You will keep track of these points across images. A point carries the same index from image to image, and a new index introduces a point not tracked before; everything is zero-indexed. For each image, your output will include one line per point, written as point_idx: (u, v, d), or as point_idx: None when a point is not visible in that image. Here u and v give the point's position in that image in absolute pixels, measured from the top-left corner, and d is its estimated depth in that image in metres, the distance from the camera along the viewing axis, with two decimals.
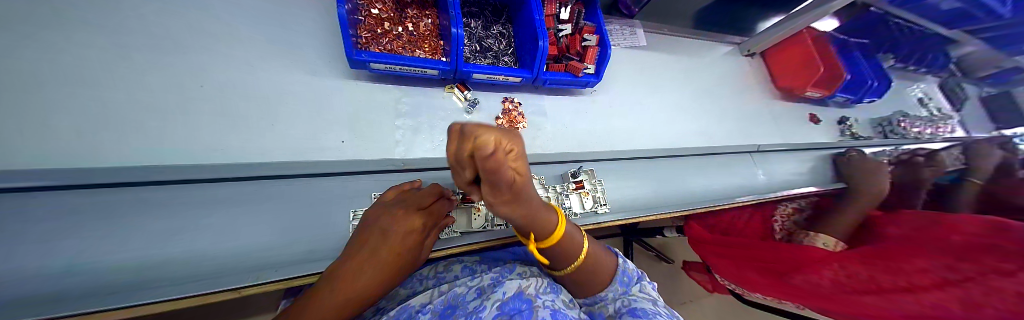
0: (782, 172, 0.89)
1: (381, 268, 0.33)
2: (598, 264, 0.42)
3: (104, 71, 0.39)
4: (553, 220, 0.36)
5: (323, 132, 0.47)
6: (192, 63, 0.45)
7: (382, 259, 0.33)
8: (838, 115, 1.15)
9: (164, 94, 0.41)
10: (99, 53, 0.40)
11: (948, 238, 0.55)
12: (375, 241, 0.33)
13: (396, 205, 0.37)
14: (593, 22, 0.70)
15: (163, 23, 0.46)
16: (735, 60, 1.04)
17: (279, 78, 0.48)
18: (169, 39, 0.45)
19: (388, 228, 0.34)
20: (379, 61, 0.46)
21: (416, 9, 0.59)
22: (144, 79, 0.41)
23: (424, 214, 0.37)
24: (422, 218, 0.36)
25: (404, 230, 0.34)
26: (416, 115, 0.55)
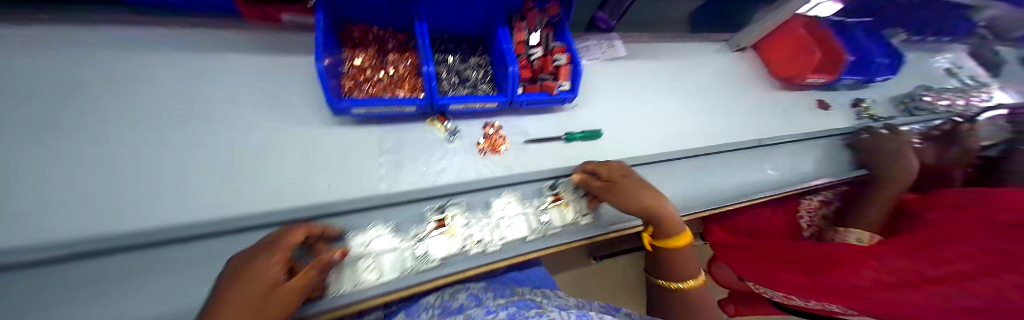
0: (791, 165, 0.84)
1: (248, 309, 0.26)
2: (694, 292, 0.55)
3: (113, 146, 0.44)
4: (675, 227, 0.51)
5: (311, 177, 0.50)
6: (191, 127, 0.50)
7: (244, 305, 0.26)
8: (851, 97, 1.08)
9: (162, 158, 0.45)
10: (109, 130, 0.46)
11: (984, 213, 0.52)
12: (216, 301, 0.26)
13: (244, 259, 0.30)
14: (564, 41, 0.73)
15: (166, 94, 0.52)
16: (725, 57, 1.02)
17: (274, 131, 0.53)
18: (170, 109, 0.51)
19: (236, 278, 0.28)
20: (358, 105, 0.49)
21: (396, 53, 0.63)
22: (145, 146, 0.46)
23: (281, 252, 0.31)
24: (280, 256, 0.31)
25: (257, 271, 0.29)
26: (400, 151, 0.57)
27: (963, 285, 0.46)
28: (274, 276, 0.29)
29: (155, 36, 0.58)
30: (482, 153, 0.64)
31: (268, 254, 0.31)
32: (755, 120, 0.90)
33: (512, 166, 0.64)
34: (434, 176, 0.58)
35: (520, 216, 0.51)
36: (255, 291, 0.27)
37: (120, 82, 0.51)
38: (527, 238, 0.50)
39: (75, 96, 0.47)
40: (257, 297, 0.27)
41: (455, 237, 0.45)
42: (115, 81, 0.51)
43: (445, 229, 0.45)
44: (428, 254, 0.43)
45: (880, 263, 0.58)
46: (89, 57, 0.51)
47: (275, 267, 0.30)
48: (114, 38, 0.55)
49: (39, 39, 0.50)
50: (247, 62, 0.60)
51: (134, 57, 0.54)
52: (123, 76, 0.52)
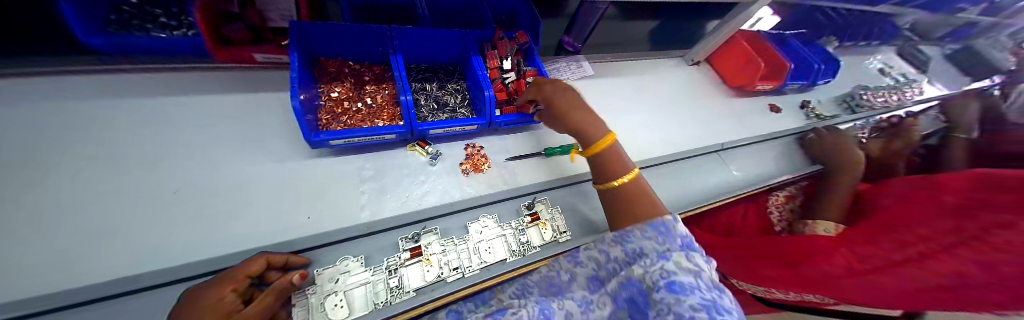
0: (752, 165, 0.91)
1: None
2: (639, 189, 0.54)
3: (72, 194, 0.43)
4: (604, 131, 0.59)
5: (288, 211, 0.50)
6: (162, 171, 0.49)
7: None
8: (799, 99, 1.19)
9: (130, 204, 0.45)
10: (67, 177, 0.44)
11: (938, 197, 0.57)
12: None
13: (202, 290, 0.32)
14: (534, 66, 0.79)
15: (135, 139, 0.52)
16: (683, 71, 1.11)
17: (252, 168, 0.53)
18: (139, 154, 0.50)
19: (186, 310, 0.29)
20: (336, 138, 0.51)
21: (374, 85, 0.66)
22: (109, 193, 0.45)
23: (235, 282, 0.33)
24: (233, 287, 0.32)
25: (208, 303, 0.30)
26: (381, 178, 0.58)
27: (926, 264, 0.49)
28: (224, 307, 0.30)
29: (128, 81, 0.59)
30: (465, 173, 0.66)
31: (221, 286, 0.32)
32: (717, 126, 0.98)
33: (496, 183, 0.66)
34: (419, 199, 0.58)
35: (498, 238, 0.57)
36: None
37: (89, 129, 0.50)
38: (506, 260, 0.55)
39: (39, 147, 0.46)
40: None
41: (432, 266, 0.49)
42: (79, 127, 0.50)
43: (422, 259, 0.49)
44: (404, 288, 0.46)
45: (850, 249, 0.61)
46: (56, 106, 0.51)
47: (225, 298, 0.31)
48: (83, 85, 0.55)
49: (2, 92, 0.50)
50: (223, 102, 0.61)
51: (105, 103, 0.54)
52: (90, 122, 0.51)
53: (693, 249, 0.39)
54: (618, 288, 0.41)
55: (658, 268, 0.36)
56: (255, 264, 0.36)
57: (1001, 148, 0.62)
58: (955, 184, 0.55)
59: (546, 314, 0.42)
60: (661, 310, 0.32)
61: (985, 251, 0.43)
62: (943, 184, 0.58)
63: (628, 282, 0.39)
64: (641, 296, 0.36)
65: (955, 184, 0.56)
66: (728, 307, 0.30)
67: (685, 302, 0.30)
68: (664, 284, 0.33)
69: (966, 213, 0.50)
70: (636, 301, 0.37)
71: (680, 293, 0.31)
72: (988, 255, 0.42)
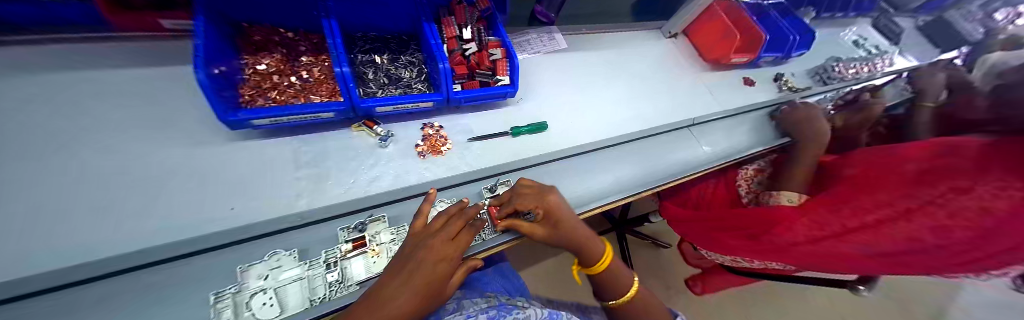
0: (723, 138, 0.90)
1: (436, 262, 0.39)
2: (645, 301, 0.57)
3: None
4: (598, 249, 0.57)
5: (210, 201, 0.44)
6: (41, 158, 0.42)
7: (441, 256, 0.40)
8: (774, 73, 1.18)
9: None
10: None
11: (902, 167, 0.56)
12: (421, 252, 0.39)
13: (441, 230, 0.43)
14: (497, 36, 0.73)
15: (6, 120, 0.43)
16: (660, 44, 1.07)
17: (166, 155, 0.47)
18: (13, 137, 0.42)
19: (426, 242, 0.41)
20: (258, 116, 0.45)
21: (311, 57, 0.59)
22: None
23: (462, 225, 0.45)
24: (456, 228, 0.44)
25: (448, 235, 0.43)
26: (322, 161, 0.53)
27: (884, 232, 0.54)
28: (452, 233, 0.43)
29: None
30: (422, 155, 0.61)
31: (442, 235, 0.42)
32: (690, 100, 0.96)
33: (457, 167, 0.62)
34: (367, 185, 0.53)
35: None
36: (442, 247, 0.41)
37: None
38: None
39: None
40: (438, 259, 0.40)
41: (380, 256, 0.46)
42: None
43: (368, 250, 0.46)
44: (348, 281, 0.43)
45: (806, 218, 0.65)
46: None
47: (455, 230, 0.44)
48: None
49: None
50: (132, 82, 0.54)
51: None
52: None
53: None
54: None
55: None
56: (458, 224, 0.45)
57: (959, 113, 0.62)
58: (911, 154, 0.56)
59: None
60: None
61: (942, 218, 0.47)
62: (904, 155, 0.58)
63: None
64: None
65: (918, 155, 0.55)
66: None
67: None
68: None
69: (922, 181, 0.51)
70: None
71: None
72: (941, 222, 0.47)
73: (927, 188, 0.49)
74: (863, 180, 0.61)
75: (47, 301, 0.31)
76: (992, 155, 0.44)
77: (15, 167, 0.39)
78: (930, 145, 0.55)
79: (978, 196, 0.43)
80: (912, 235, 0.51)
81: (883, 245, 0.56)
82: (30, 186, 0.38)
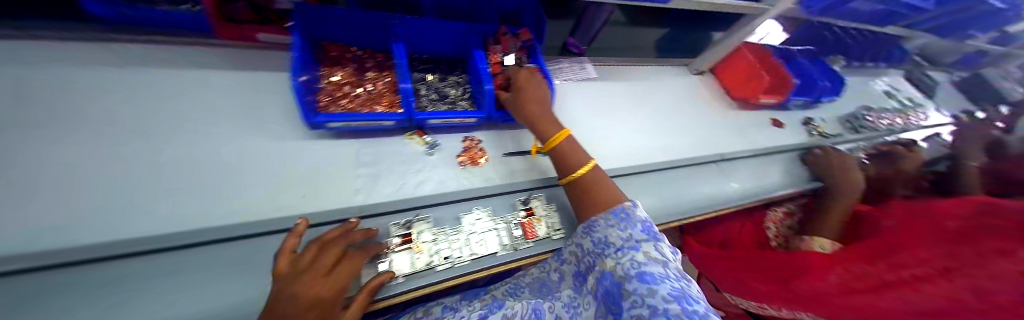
0: (750, 176, 0.90)
1: (308, 305, 0.34)
2: (597, 179, 0.56)
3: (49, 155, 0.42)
4: (553, 130, 0.60)
5: (280, 191, 0.50)
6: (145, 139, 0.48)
7: (314, 300, 0.35)
8: (801, 116, 1.18)
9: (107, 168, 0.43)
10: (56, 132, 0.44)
11: (944, 225, 0.57)
12: (291, 294, 0.33)
13: (306, 268, 0.37)
14: (537, 63, 0.79)
15: (123, 103, 0.51)
16: (686, 80, 1.11)
17: (246, 144, 0.53)
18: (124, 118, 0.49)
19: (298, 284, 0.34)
20: (334, 120, 0.51)
21: (375, 72, 0.67)
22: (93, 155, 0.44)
23: (330, 258, 0.39)
24: (325, 260, 0.39)
25: (318, 270, 0.37)
26: (377, 163, 0.58)
27: (915, 288, 0.50)
28: (320, 269, 0.37)
29: (120, 47, 0.58)
30: (462, 165, 0.66)
31: (313, 271, 0.36)
32: (716, 136, 0.98)
33: (492, 178, 0.67)
34: (412, 189, 0.59)
35: (490, 231, 0.57)
36: (311, 286, 0.35)
37: (76, 93, 0.49)
38: (496, 254, 0.55)
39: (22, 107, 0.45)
40: (311, 302, 0.34)
41: (424, 253, 0.50)
42: (69, 86, 0.49)
43: (413, 247, 0.50)
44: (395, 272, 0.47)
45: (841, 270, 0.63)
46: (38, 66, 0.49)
47: (322, 265, 0.38)
48: (75, 48, 0.54)
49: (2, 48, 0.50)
50: (218, 76, 0.61)
51: (94, 67, 0.53)
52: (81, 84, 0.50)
53: (650, 234, 0.45)
54: (601, 274, 0.45)
55: (630, 259, 0.41)
56: (331, 256, 0.39)
57: None
58: (953, 214, 0.57)
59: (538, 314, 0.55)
60: (635, 301, 0.37)
61: (977, 275, 0.45)
62: (948, 213, 0.58)
63: (604, 274, 0.44)
64: (615, 285, 0.41)
65: (957, 213, 0.56)
66: (695, 297, 0.37)
67: (657, 293, 0.36)
68: (635, 274, 0.39)
69: (970, 242, 0.51)
70: (611, 294, 0.42)
71: (651, 283, 0.37)
72: (980, 280, 0.44)
73: (973, 250, 0.49)
74: (906, 242, 0.60)
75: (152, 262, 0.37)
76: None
77: (136, 148, 0.46)
78: (969, 210, 0.55)
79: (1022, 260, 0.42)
80: (943, 296, 0.46)
81: (915, 303, 0.48)
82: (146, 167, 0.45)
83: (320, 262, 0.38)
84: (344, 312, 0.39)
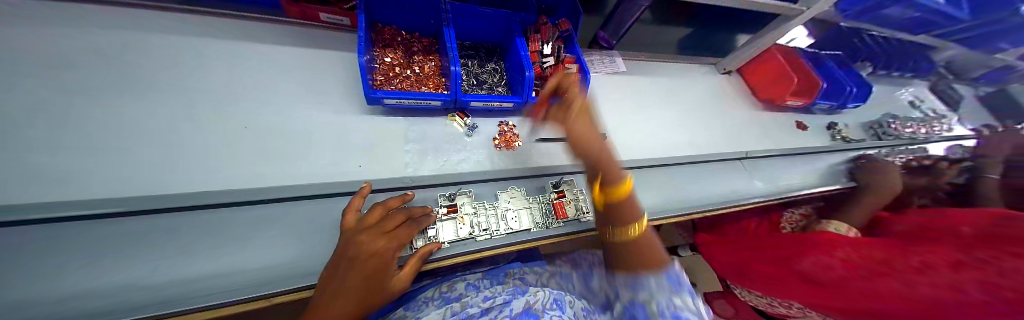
0: (772, 175, 0.91)
1: (371, 260, 0.38)
2: (651, 243, 0.49)
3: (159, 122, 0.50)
4: (621, 176, 0.54)
5: (342, 160, 0.55)
6: (227, 110, 0.55)
7: (377, 257, 0.39)
8: (826, 121, 1.18)
9: (203, 135, 0.51)
10: (163, 103, 0.53)
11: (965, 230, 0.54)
12: (358, 248, 0.38)
13: (376, 226, 0.41)
14: (573, 54, 0.81)
15: (209, 79, 0.59)
16: (713, 78, 1.12)
17: (308, 118, 0.59)
18: (211, 92, 0.57)
19: (367, 240, 0.39)
20: (391, 97, 0.55)
21: (421, 55, 0.70)
22: (190, 123, 0.52)
23: (398, 222, 0.43)
24: (393, 223, 0.43)
25: (385, 230, 0.41)
26: (422, 141, 0.63)
27: (921, 272, 0.47)
28: (387, 228, 0.42)
29: (205, 27, 0.66)
30: (497, 147, 0.69)
31: (376, 229, 0.40)
32: (739, 135, 0.99)
33: (525, 162, 0.70)
34: (454, 166, 0.63)
35: (525, 209, 0.60)
36: (376, 244, 0.39)
37: (176, 69, 0.58)
38: (529, 231, 0.58)
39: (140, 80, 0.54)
40: (375, 259, 0.39)
41: (465, 224, 0.53)
42: (171, 64, 0.58)
43: (456, 218, 0.53)
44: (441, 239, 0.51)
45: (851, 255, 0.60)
46: (151, 46, 0.59)
47: (389, 226, 0.42)
48: (175, 29, 0.63)
49: (121, 29, 0.59)
50: (283, 58, 0.68)
51: (188, 47, 0.62)
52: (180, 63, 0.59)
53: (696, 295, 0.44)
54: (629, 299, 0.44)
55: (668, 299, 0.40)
56: (397, 220, 0.43)
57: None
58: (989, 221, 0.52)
59: (558, 303, 0.48)
60: None
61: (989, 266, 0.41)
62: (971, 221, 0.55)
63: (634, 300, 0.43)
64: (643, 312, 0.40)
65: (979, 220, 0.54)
66: None
67: None
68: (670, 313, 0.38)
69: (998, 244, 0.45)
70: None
71: None
72: (989, 271, 0.40)
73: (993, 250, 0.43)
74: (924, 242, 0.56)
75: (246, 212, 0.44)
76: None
77: (222, 118, 0.54)
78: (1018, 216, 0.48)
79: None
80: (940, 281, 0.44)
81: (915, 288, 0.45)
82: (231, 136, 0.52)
83: (388, 223, 0.42)
84: (400, 272, 0.42)
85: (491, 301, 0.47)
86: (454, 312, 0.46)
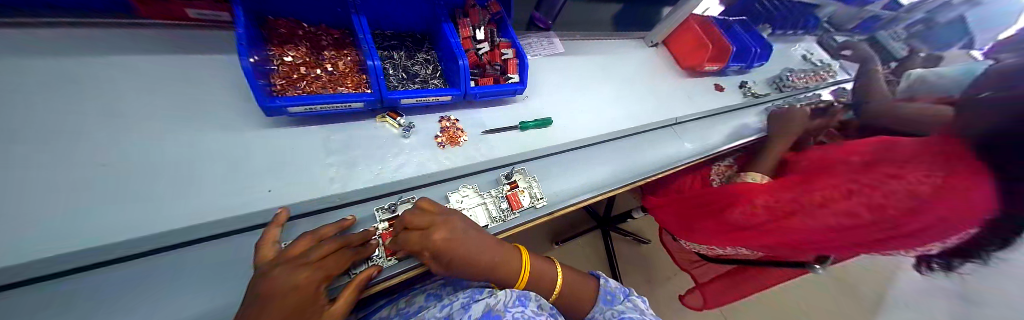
0: (699, 135, 1.03)
1: (291, 294, 0.33)
2: (577, 290, 0.58)
3: None
4: (513, 257, 0.53)
5: (250, 184, 0.47)
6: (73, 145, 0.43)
7: (300, 289, 0.34)
8: (738, 80, 1.34)
9: None
10: None
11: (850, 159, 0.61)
12: (277, 281, 0.32)
13: (300, 257, 0.36)
14: (507, 37, 0.79)
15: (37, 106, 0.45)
16: (644, 51, 1.20)
17: (195, 142, 0.49)
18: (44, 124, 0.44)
19: (286, 272, 0.33)
20: (296, 104, 0.48)
21: (333, 50, 0.63)
22: None
23: (330, 249, 0.39)
24: (323, 250, 0.38)
25: (312, 260, 0.36)
26: (349, 150, 0.57)
27: (826, 205, 0.58)
28: (314, 256, 0.37)
29: (23, 38, 0.51)
30: (441, 146, 0.65)
31: (298, 260, 0.35)
32: (671, 102, 1.08)
33: (472, 157, 0.66)
34: (392, 172, 0.57)
35: (478, 206, 0.59)
36: (298, 276, 0.34)
37: None
38: (486, 227, 0.58)
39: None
40: (296, 293, 0.33)
41: None
42: None
43: None
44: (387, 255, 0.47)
45: (767, 198, 0.71)
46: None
47: (316, 253, 0.37)
48: None
49: None
50: (153, 69, 0.56)
51: None
52: None
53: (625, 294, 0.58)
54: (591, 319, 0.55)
55: (613, 312, 0.53)
56: (328, 246, 0.38)
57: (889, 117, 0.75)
58: (860, 149, 0.61)
59: (522, 300, 0.46)
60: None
61: (871, 195, 0.52)
62: (857, 150, 0.62)
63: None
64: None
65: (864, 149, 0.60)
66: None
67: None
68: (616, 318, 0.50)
69: (873, 169, 0.54)
70: None
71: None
72: (874, 197, 0.51)
73: (869, 175, 0.53)
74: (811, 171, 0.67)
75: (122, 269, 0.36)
76: (936, 145, 0.48)
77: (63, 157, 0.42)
78: (881, 142, 0.59)
79: (908, 181, 0.47)
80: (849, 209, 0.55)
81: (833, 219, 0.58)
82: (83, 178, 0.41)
83: (315, 253, 0.37)
84: (331, 305, 0.37)
85: (449, 307, 0.47)
86: None
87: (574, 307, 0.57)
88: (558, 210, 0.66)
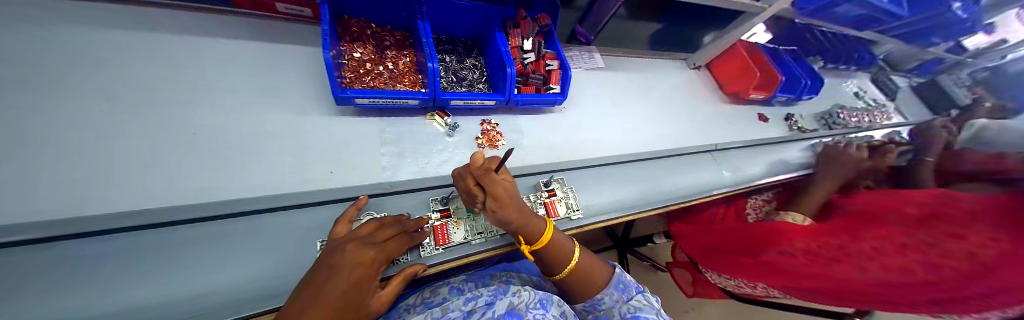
0: (739, 164, 0.98)
1: (357, 270, 0.35)
2: (588, 273, 0.53)
3: (83, 126, 0.43)
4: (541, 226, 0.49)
5: (315, 165, 0.53)
6: (176, 114, 0.50)
7: (365, 266, 0.36)
8: (783, 112, 1.28)
9: (146, 141, 0.46)
10: (91, 103, 0.46)
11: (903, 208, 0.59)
12: (350, 254, 0.36)
13: (367, 237, 0.39)
14: (553, 49, 0.81)
15: (151, 77, 0.53)
16: (684, 73, 1.17)
17: (272, 121, 0.55)
18: (156, 94, 0.51)
19: (356, 248, 0.37)
20: (362, 96, 0.52)
21: (395, 50, 0.68)
22: (126, 128, 0.46)
23: (392, 235, 0.42)
24: (386, 234, 0.41)
25: (378, 241, 0.40)
26: (400, 143, 0.61)
27: None
28: (379, 237, 0.40)
29: (149, 20, 0.60)
30: (480, 147, 0.68)
31: (367, 239, 0.39)
32: (709, 129, 1.05)
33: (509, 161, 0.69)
34: (436, 167, 0.61)
35: None
36: (365, 254, 0.37)
37: (109, 66, 0.51)
38: None
39: (49, 77, 0.46)
40: (361, 269, 0.36)
41: (460, 228, 0.52)
42: (102, 61, 0.51)
43: (451, 222, 0.52)
44: (435, 245, 0.49)
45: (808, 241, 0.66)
46: (69, 38, 0.51)
47: (381, 235, 0.40)
48: (107, 22, 0.56)
49: (39, 17, 0.52)
50: (241, 53, 0.63)
51: (128, 41, 0.55)
52: (119, 60, 0.52)
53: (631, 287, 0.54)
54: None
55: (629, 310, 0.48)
56: (390, 231, 0.42)
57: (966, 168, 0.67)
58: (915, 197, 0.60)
59: (543, 302, 0.47)
60: None
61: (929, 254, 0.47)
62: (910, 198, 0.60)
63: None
64: None
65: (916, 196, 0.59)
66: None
67: None
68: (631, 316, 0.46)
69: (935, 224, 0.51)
70: None
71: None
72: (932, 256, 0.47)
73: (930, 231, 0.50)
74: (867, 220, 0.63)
75: (206, 228, 0.40)
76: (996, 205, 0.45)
77: (167, 123, 0.48)
78: (942, 193, 0.53)
79: (971, 242, 0.44)
80: None
81: None
82: (180, 144, 0.47)
83: (381, 235, 0.40)
84: (382, 289, 0.39)
85: (473, 302, 0.47)
86: (436, 317, 0.45)
87: (579, 282, 0.53)
88: (593, 224, 0.65)
